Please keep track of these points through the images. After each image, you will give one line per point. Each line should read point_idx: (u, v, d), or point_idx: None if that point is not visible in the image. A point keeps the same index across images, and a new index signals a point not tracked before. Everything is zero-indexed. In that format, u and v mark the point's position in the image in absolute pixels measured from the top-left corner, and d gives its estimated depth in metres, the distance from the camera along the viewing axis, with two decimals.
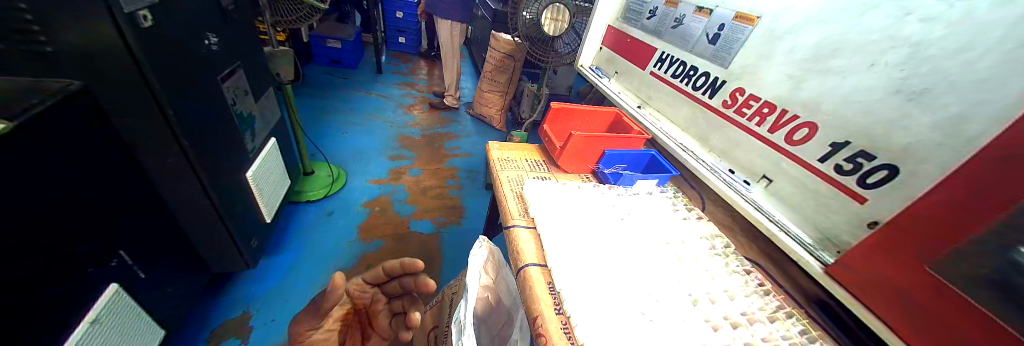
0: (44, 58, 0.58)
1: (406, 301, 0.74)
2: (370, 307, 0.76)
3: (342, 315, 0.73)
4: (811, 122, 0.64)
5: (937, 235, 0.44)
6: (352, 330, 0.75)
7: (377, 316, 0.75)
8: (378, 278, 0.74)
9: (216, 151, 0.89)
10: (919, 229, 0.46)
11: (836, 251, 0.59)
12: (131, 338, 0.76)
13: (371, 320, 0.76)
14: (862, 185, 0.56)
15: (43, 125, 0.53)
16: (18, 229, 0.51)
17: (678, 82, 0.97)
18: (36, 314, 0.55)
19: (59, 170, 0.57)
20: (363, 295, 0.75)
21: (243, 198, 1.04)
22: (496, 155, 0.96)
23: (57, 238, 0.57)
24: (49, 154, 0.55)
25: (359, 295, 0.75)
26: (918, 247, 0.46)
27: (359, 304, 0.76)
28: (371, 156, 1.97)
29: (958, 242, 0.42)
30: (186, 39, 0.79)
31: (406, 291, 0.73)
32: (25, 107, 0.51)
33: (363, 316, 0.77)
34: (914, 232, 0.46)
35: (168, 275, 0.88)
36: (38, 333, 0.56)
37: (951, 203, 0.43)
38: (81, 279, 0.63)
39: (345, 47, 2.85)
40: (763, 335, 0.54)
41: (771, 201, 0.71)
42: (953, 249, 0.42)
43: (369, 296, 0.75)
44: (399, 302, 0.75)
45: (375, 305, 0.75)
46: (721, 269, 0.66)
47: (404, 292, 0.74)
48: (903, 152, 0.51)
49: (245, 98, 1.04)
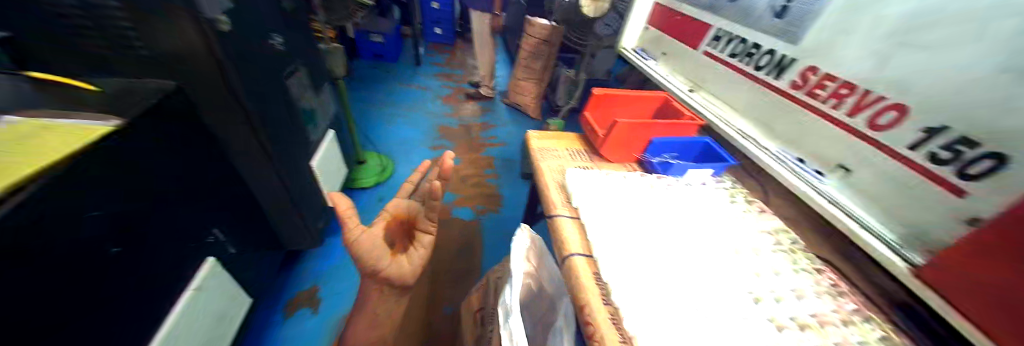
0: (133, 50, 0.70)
1: (401, 235, 0.81)
2: (412, 213, 0.85)
3: (387, 224, 0.79)
4: (899, 105, 0.56)
5: None
6: (398, 236, 0.80)
7: (419, 220, 0.84)
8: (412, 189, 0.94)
9: (283, 144, 0.97)
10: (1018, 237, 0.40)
11: (925, 250, 0.53)
12: (229, 303, 0.88)
13: (414, 227, 0.84)
14: (963, 177, 0.49)
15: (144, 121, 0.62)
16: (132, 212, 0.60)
17: (737, 62, 0.90)
18: (147, 282, 0.65)
19: (156, 155, 0.66)
20: (400, 204, 0.84)
21: (308, 184, 1.14)
22: (537, 144, 0.96)
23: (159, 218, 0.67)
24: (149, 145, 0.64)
25: (395, 206, 0.83)
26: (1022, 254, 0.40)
27: (399, 214, 0.82)
28: (414, 145, 2.07)
29: None
30: (258, 43, 0.87)
31: (403, 228, 0.82)
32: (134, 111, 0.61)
33: (405, 224, 0.82)
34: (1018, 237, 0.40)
35: (249, 250, 0.99)
36: (149, 297, 0.66)
37: None
38: (185, 252, 0.74)
39: (386, 41, 2.99)
40: (836, 339, 0.50)
41: (848, 193, 0.64)
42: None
43: (406, 206, 0.84)
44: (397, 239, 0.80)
45: (417, 208, 0.85)
46: (787, 266, 0.62)
47: (401, 231, 0.81)
48: (1009, 138, 0.44)
49: (306, 94, 1.13)
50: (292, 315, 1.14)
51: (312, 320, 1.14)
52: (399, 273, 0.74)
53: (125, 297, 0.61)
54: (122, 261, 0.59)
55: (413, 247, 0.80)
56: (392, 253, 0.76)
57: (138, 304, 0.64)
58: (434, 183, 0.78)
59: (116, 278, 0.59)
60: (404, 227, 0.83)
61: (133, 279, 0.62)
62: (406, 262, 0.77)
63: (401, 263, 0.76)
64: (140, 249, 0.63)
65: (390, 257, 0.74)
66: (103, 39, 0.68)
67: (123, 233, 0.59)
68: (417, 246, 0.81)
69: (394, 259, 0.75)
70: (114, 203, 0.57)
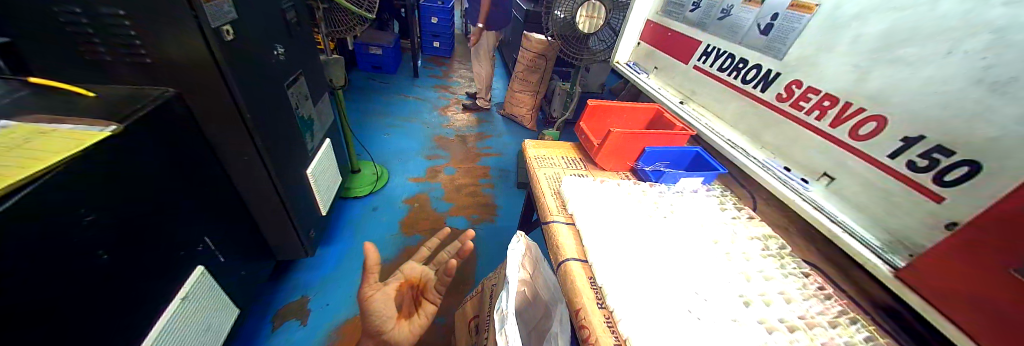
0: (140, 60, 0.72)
1: (410, 297, 0.82)
2: (425, 279, 0.88)
3: (399, 286, 0.82)
4: (879, 116, 0.59)
5: (1010, 243, 0.41)
6: (406, 300, 0.81)
7: (430, 289, 0.86)
8: (426, 256, 0.93)
9: (282, 152, 0.98)
10: (985, 241, 0.43)
11: (908, 254, 0.55)
12: (216, 316, 0.86)
13: (423, 295, 0.85)
14: (939, 184, 0.51)
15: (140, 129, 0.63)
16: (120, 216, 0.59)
17: (726, 76, 0.94)
18: (137, 288, 0.64)
19: (149, 163, 0.66)
20: (416, 269, 0.87)
21: (304, 192, 1.14)
22: (532, 153, 0.97)
23: (150, 222, 0.66)
24: (141, 153, 0.64)
25: (411, 270, 0.87)
26: (989, 257, 0.42)
27: (414, 278, 0.85)
28: (410, 155, 2.07)
29: None
30: (261, 52, 0.88)
31: (413, 293, 0.83)
32: (121, 117, 0.61)
33: (416, 290, 0.84)
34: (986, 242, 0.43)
35: (243, 259, 0.98)
36: (136, 306, 0.64)
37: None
38: (177, 258, 0.73)
39: (385, 53, 3.03)
40: (823, 340, 0.52)
41: (833, 200, 0.67)
42: (1012, 267, 0.40)
43: (420, 271, 0.88)
44: (405, 300, 0.81)
45: (431, 276, 0.88)
46: (776, 271, 0.63)
47: (410, 294, 0.83)
48: (983, 147, 0.47)
49: (305, 102, 1.14)
50: (280, 327, 1.12)
51: (300, 331, 1.11)
52: (400, 339, 0.75)
53: (110, 306, 0.59)
54: (114, 265, 0.59)
55: (417, 315, 0.81)
56: (398, 316, 0.77)
57: (123, 315, 0.62)
58: (451, 261, 0.81)
59: (110, 280, 0.58)
60: (413, 292, 0.84)
61: (125, 284, 0.61)
62: (408, 328, 0.77)
63: (402, 328, 0.76)
64: (130, 255, 0.62)
65: (394, 320, 0.76)
66: (105, 46, 0.70)
67: (116, 238, 0.59)
68: (420, 314, 0.81)
69: (398, 323, 0.76)
70: (109, 205, 0.57)
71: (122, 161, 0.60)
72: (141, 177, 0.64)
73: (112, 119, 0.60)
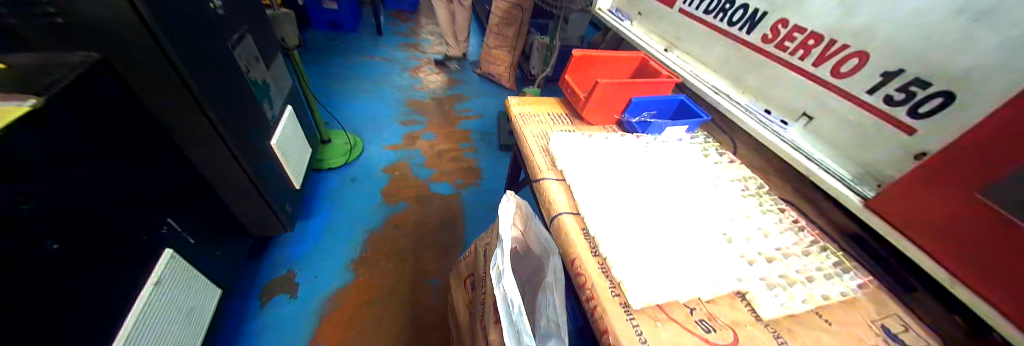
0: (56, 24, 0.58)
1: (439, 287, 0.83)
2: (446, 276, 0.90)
3: None
4: (861, 52, 0.60)
5: (976, 169, 0.43)
6: None
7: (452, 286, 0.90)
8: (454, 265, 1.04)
9: (238, 121, 0.88)
10: (955, 167, 0.45)
11: (877, 184, 0.59)
12: (195, 298, 0.82)
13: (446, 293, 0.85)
14: (913, 116, 0.54)
15: (68, 100, 0.54)
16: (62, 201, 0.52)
17: (712, 19, 0.91)
18: (101, 276, 0.59)
19: (83, 141, 0.57)
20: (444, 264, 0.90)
21: (271, 165, 1.06)
22: (517, 111, 0.93)
23: (101, 206, 0.59)
24: (72, 130, 0.55)
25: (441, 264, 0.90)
26: (955, 182, 0.45)
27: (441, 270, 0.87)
28: (384, 122, 1.96)
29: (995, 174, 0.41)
30: (195, 5, 0.75)
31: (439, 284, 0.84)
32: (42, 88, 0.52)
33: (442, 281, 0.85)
34: (953, 169, 0.45)
35: (215, 239, 0.92)
36: (100, 296, 0.59)
37: (999, 134, 0.40)
38: (139, 243, 0.67)
39: (342, 8, 2.73)
40: (797, 268, 0.57)
41: (810, 139, 0.69)
42: (979, 191, 0.42)
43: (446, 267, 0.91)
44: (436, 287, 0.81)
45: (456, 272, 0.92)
46: (755, 209, 0.67)
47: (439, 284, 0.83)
48: (961, 77, 0.48)
49: (257, 65, 1.01)
50: (269, 303, 1.09)
51: (289, 306, 1.10)
52: None
53: (72, 296, 0.54)
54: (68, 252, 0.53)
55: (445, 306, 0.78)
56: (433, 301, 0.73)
57: (90, 305, 0.57)
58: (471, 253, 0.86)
59: (67, 269, 0.53)
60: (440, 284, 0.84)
61: (85, 272, 0.56)
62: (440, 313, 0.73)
63: None
64: (84, 242, 0.56)
65: None
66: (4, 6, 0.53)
67: (66, 224, 0.53)
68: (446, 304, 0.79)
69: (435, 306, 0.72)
70: (49, 188, 0.50)
71: (52, 138, 0.51)
72: (80, 156, 0.56)
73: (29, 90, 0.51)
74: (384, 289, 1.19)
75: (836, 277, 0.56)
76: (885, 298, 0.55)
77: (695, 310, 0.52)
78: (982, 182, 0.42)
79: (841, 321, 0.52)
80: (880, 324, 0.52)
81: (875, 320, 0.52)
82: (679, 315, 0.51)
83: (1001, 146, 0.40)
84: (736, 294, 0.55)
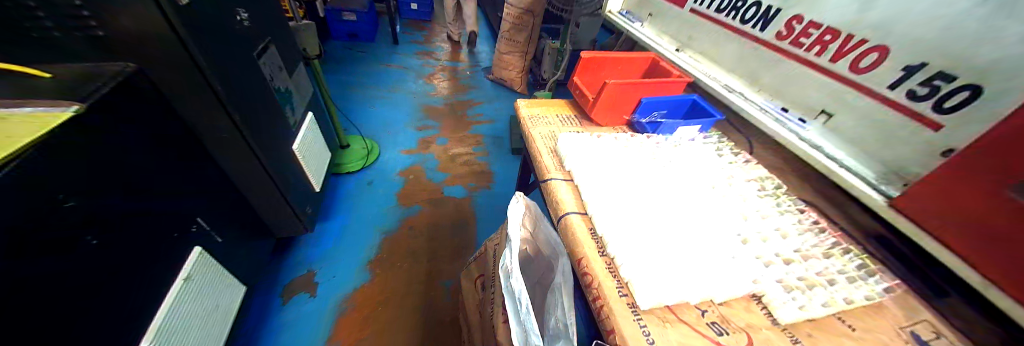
0: (97, 38, 0.63)
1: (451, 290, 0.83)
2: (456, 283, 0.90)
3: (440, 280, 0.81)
4: (881, 47, 0.57)
5: (1012, 168, 0.40)
6: None
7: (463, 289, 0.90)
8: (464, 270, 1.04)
9: (262, 126, 0.93)
10: (990, 162, 0.42)
11: (902, 183, 0.56)
12: (222, 293, 0.86)
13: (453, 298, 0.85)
14: (938, 111, 0.51)
15: (108, 107, 0.59)
16: (106, 198, 0.58)
17: (724, 18, 0.89)
18: (134, 271, 0.63)
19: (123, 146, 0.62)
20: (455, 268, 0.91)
21: (292, 169, 1.10)
22: (527, 114, 0.94)
23: (136, 205, 0.64)
24: (113, 137, 0.60)
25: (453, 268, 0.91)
26: (987, 181, 0.42)
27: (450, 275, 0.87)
28: (399, 128, 2.01)
29: None
30: (223, 17, 0.80)
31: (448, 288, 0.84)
32: (87, 95, 0.57)
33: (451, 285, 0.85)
34: (987, 166, 0.42)
35: (239, 239, 0.97)
36: (134, 288, 0.63)
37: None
38: (172, 240, 0.71)
39: (360, 19, 2.83)
40: (817, 270, 0.55)
41: (830, 137, 0.67)
42: (1010, 188, 0.40)
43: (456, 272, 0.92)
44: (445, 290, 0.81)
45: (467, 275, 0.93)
46: (772, 209, 0.64)
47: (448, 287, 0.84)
48: (988, 69, 0.46)
49: (280, 73, 1.07)
50: (289, 303, 1.13)
51: (309, 304, 1.13)
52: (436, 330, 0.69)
53: (109, 289, 0.58)
54: (106, 247, 0.57)
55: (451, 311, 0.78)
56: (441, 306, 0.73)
57: (126, 297, 0.61)
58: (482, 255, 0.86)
59: (105, 263, 0.57)
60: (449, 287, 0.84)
61: (121, 266, 0.60)
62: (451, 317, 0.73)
63: None
64: (120, 239, 0.60)
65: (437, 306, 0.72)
66: (50, 20, 0.59)
67: (105, 221, 0.57)
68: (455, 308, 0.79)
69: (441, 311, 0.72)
70: (88, 188, 0.55)
71: (93, 143, 0.56)
72: (119, 159, 0.61)
73: (77, 97, 0.56)
74: (398, 289, 1.22)
75: (861, 281, 0.53)
76: (915, 304, 0.53)
77: (706, 312, 0.51)
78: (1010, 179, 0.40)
79: (865, 326, 0.50)
80: (909, 331, 0.49)
81: (904, 326, 0.50)
82: (690, 317, 0.50)
83: None
84: (751, 297, 0.54)
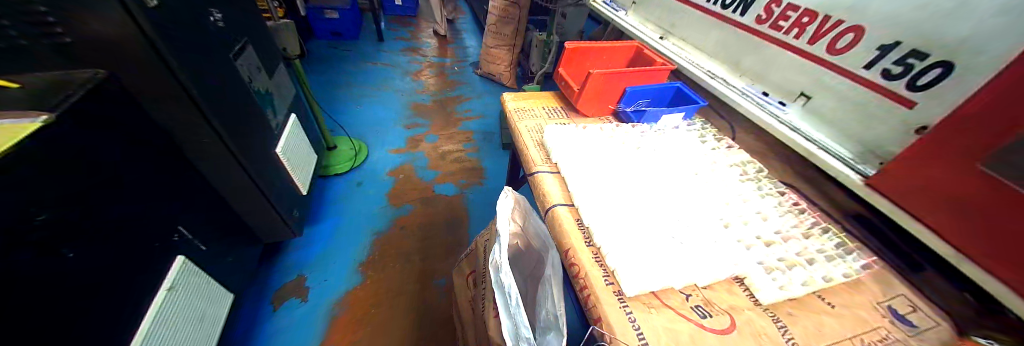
0: (60, 44, 0.61)
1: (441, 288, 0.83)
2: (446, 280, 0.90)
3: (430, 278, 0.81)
4: (857, 27, 0.58)
5: (980, 142, 0.41)
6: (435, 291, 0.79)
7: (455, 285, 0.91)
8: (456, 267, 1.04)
9: (243, 130, 0.91)
10: (961, 137, 0.43)
11: (878, 162, 0.57)
12: (209, 301, 0.85)
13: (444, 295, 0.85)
14: (911, 89, 0.52)
15: (79, 115, 0.57)
16: (84, 208, 0.56)
17: (705, 3, 0.89)
18: (113, 282, 0.61)
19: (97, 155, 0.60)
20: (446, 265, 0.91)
21: (277, 172, 1.09)
22: (512, 107, 0.94)
23: (113, 216, 0.62)
24: (85, 147, 0.58)
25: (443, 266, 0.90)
26: (958, 156, 0.43)
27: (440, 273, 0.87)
28: (387, 127, 1.99)
29: (995, 145, 0.40)
30: (195, 18, 0.77)
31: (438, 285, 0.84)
32: (56, 104, 0.55)
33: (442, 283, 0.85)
34: (957, 142, 0.43)
35: (225, 246, 0.95)
36: (114, 300, 0.61)
37: (999, 102, 0.39)
38: (152, 250, 0.70)
39: (343, 16, 2.77)
40: (797, 250, 0.56)
41: (809, 119, 0.68)
42: (979, 162, 0.41)
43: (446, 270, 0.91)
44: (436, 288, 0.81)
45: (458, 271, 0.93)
46: (754, 193, 0.65)
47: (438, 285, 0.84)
48: (958, 46, 0.47)
49: (260, 75, 1.04)
50: (281, 308, 1.12)
51: (301, 309, 1.13)
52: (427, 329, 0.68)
53: (88, 302, 0.57)
54: (83, 259, 0.56)
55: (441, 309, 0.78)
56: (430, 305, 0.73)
57: (104, 309, 0.60)
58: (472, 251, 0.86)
59: (83, 276, 0.56)
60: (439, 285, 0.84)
61: (100, 278, 0.59)
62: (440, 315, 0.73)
63: None
64: (98, 251, 0.59)
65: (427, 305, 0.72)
66: (14, 29, 0.56)
67: (81, 234, 0.56)
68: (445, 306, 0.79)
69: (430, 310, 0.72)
70: (62, 200, 0.53)
71: (65, 155, 0.55)
72: (93, 170, 0.59)
73: (44, 107, 0.54)
74: (393, 289, 1.22)
75: (839, 259, 0.55)
76: (891, 279, 0.54)
77: (690, 296, 0.52)
78: (979, 154, 0.41)
79: (844, 303, 0.51)
80: (886, 306, 0.51)
81: (882, 301, 0.51)
82: (674, 301, 0.50)
83: (1001, 113, 0.39)
84: (734, 279, 0.54)
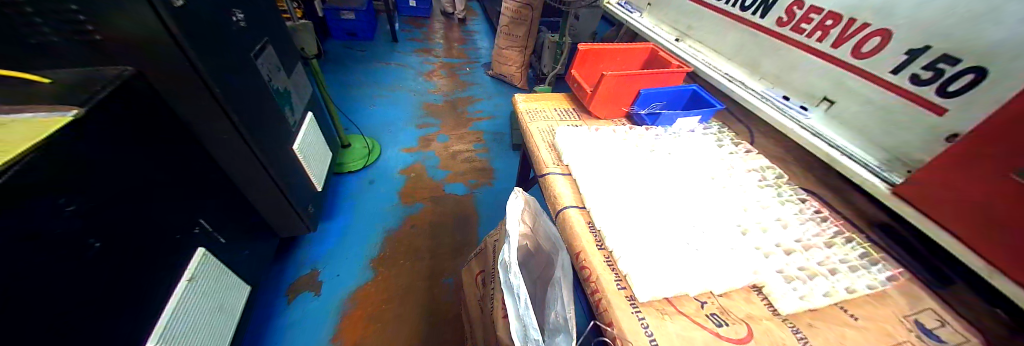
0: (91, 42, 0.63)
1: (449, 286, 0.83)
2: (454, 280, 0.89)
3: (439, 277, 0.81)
4: (884, 30, 0.56)
5: (1020, 151, 0.39)
6: None
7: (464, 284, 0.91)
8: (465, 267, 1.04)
9: (262, 127, 0.93)
10: (996, 146, 0.41)
11: (906, 170, 0.54)
12: (227, 292, 0.88)
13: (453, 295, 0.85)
14: (942, 95, 0.50)
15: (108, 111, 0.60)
16: (112, 199, 0.59)
17: (724, 5, 0.88)
18: (137, 272, 0.64)
19: (124, 149, 0.63)
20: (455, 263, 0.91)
21: (293, 169, 1.11)
22: (524, 108, 0.94)
23: (138, 208, 0.64)
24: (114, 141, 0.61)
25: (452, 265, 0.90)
26: (993, 165, 0.41)
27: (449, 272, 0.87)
28: (399, 126, 2.01)
29: None
30: (218, 18, 0.79)
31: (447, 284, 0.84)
32: (82, 100, 0.57)
33: None
34: (993, 152, 0.41)
35: (243, 240, 0.98)
36: (137, 289, 0.64)
37: None
38: (174, 241, 0.72)
39: (358, 17, 2.82)
40: (818, 260, 0.54)
41: (831, 125, 0.66)
42: (1016, 172, 0.39)
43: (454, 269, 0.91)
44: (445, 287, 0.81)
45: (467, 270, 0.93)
46: (772, 199, 0.64)
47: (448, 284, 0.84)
48: (993, 51, 0.44)
49: (278, 73, 1.07)
50: (294, 301, 1.15)
51: (313, 303, 1.15)
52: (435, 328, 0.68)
53: (115, 289, 0.59)
54: (110, 248, 0.58)
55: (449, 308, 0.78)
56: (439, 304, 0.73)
57: (129, 297, 0.62)
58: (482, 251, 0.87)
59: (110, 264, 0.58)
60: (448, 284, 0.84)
61: (124, 267, 0.61)
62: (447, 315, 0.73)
63: None
64: (123, 241, 0.61)
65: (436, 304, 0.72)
66: (47, 26, 0.60)
67: (109, 224, 0.58)
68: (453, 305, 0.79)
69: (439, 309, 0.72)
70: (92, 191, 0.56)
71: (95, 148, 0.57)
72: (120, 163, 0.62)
73: (75, 102, 0.57)
74: (402, 286, 1.23)
75: (863, 269, 0.53)
76: (919, 292, 0.52)
77: (706, 304, 0.50)
78: (1017, 164, 0.39)
79: (868, 315, 0.49)
80: (913, 320, 0.49)
81: (908, 315, 0.49)
82: (689, 308, 0.49)
83: None
84: (750, 288, 0.53)
